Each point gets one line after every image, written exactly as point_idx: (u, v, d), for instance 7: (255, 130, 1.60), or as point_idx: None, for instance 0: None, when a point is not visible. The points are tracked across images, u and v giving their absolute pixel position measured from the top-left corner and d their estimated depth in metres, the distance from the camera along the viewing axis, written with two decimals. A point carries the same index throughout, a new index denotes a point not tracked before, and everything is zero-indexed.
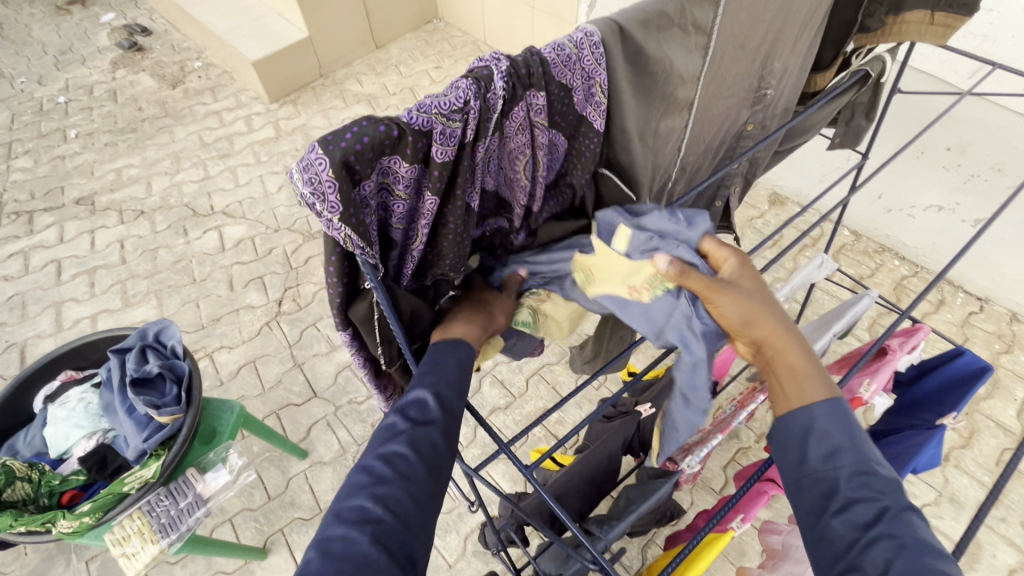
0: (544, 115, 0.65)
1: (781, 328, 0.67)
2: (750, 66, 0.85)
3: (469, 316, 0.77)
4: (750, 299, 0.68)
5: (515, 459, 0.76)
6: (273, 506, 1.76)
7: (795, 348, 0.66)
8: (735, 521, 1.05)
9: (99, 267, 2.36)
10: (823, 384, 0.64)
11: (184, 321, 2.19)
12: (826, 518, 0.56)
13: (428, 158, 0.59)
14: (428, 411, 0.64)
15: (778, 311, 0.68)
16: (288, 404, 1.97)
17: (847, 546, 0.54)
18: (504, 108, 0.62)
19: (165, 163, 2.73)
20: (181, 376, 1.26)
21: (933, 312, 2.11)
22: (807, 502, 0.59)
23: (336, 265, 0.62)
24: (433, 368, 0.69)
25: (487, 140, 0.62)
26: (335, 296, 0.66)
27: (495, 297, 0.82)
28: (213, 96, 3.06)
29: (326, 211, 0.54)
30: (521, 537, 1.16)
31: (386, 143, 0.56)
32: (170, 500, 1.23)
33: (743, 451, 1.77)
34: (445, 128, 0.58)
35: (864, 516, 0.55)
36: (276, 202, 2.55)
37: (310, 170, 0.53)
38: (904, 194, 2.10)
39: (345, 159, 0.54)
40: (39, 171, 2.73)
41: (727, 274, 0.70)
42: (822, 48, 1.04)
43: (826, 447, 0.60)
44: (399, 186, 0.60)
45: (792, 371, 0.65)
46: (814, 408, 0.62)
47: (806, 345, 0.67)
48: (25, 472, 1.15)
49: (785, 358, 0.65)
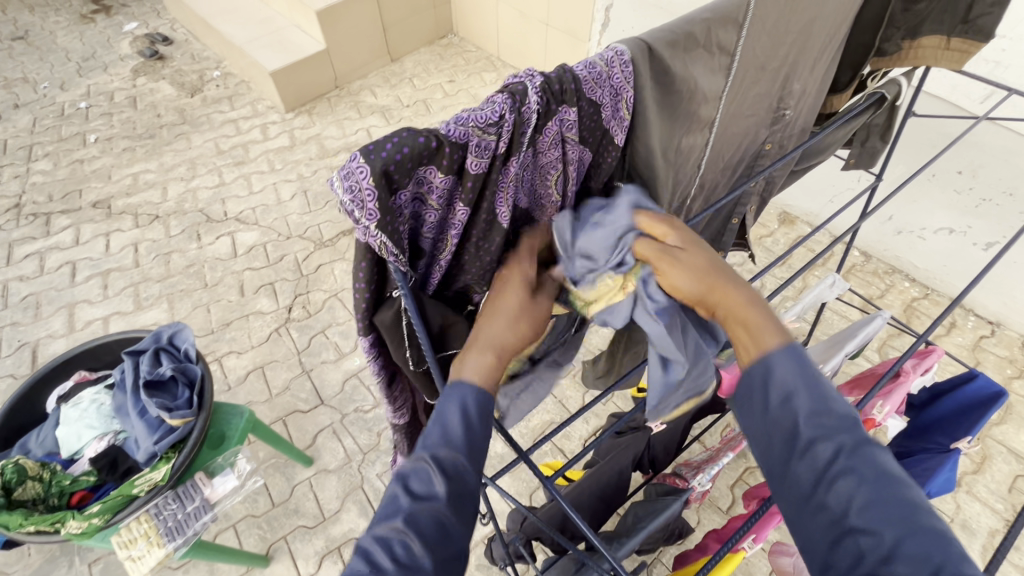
0: (576, 131, 0.67)
1: (728, 286, 0.62)
2: (770, 87, 0.86)
3: (497, 341, 0.63)
4: (699, 266, 0.64)
5: (535, 468, 0.75)
6: (277, 513, 1.75)
7: (745, 305, 0.60)
8: (747, 541, 1.06)
9: (112, 270, 2.38)
10: (777, 333, 0.58)
11: (195, 325, 2.20)
12: (792, 463, 0.53)
13: (461, 169, 0.61)
14: (432, 484, 0.56)
15: (723, 267, 0.64)
16: (295, 410, 1.97)
17: (812, 486, 0.52)
18: (537, 123, 0.63)
19: (181, 169, 2.78)
20: (193, 380, 1.27)
21: (944, 335, 2.10)
22: (771, 450, 0.56)
23: (366, 271, 0.63)
24: (438, 422, 0.60)
25: (520, 153, 0.63)
26: (361, 302, 0.67)
27: (525, 305, 0.66)
28: (231, 104, 3.12)
29: (364, 218, 0.56)
30: (530, 553, 1.15)
31: (424, 153, 0.57)
32: (177, 504, 1.23)
33: (751, 471, 1.75)
34: (481, 140, 0.59)
35: (825, 455, 0.52)
36: (289, 209, 2.59)
37: (351, 179, 0.54)
38: (914, 216, 2.10)
39: (385, 169, 0.55)
40: (58, 174, 2.78)
41: (673, 243, 0.66)
42: (839, 70, 1.04)
43: (778, 388, 0.56)
44: (433, 197, 0.61)
45: (743, 325, 0.60)
46: (770, 356, 0.57)
47: (756, 295, 0.62)
48: (36, 471, 1.16)
49: (739, 314, 0.60)
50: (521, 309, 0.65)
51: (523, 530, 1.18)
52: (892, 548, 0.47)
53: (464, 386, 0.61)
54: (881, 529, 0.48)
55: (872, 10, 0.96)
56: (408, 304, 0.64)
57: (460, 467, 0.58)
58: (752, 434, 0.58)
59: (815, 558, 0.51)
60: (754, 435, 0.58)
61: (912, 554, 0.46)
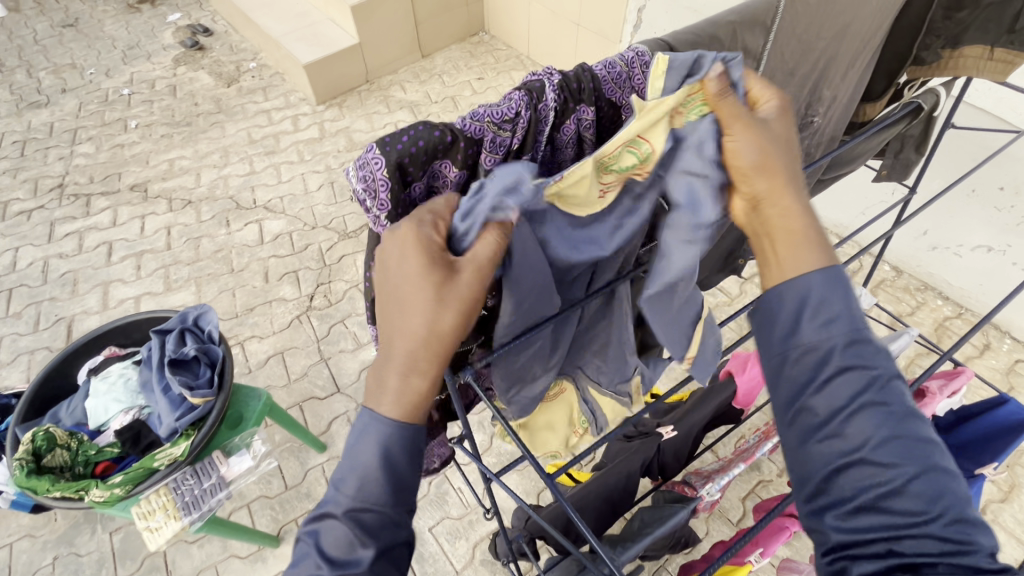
0: (594, 131, 0.66)
1: (788, 194, 0.59)
2: (798, 92, 0.83)
3: (407, 356, 0.56)
4: (772, 143, 0.59)
5: (539, 467, 0.73)
6: (289, 496, 1.79)
7: (799, 214, 0.59)
8: (754, 555, 1.07)
9: (146, 252, 2.47)
10: (821, 251, 0.57)
11: (220, 308, 2.27)
12: (816, 387, 0.55)
13: (475, 164, 0.61)
14: (351, 546, 0.57)
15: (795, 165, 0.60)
16: (311, 397, 2.01)
17: (828, 416, 0.54)
18: (555, 122, 0.63)
19: (214, 157, 2.86)
20: (214, 361, 1.32)
21: (977, 357, 2.02)
22: (792, 373, 0.57)
23: (376, 260, 0.65)
24: (350, 472, 0.58)
25: (535, 150, 0.63)
26: (371, 288, 0.68)
27: (444, 294, 0.54)
28: (265, 95, 3.20)
29: (375, 208, 0.57)
30: (533, 550, 1.16)
31: (439, 147, 0.57)
32: (195, 480, 1.27)
33: (764, 484, 1.71)
34: (496, 136, 0.59)
35: (857, 386, 0.54)
36: (315, 200, 2.64)
37: (366, 169, 0.55)
38: (950, 232, 2.03)
39: (399, 161, 0.56)
40: (99, 157, 2.89)
41: (767, 112, 0.61)
42: (873, 79, 0.99)
43: (807, 309, 0.57)
44: (446, 190, 0.61)
45: (802, 226, 0.58)
46: (811, 276, 0.57)
47: (808, 209, 0.60)
48: (65, 440, 1.21)
49: (797, 212, 0.59)
50: (437, 300, 0.54)
51: (526, 528, 1.19)
52: (902, 484, 0.50)
53: (386, 422, 0.57)
54: (900, 464, 0.51)
55: (911, 17, 0.90)
56: None
57: (383, 516, 0.58)
58: (768, 353, 0.59)
59: (807, 480, 0.55)
60: (769, 355, 0.59)
61: (917, 491, 0.50)
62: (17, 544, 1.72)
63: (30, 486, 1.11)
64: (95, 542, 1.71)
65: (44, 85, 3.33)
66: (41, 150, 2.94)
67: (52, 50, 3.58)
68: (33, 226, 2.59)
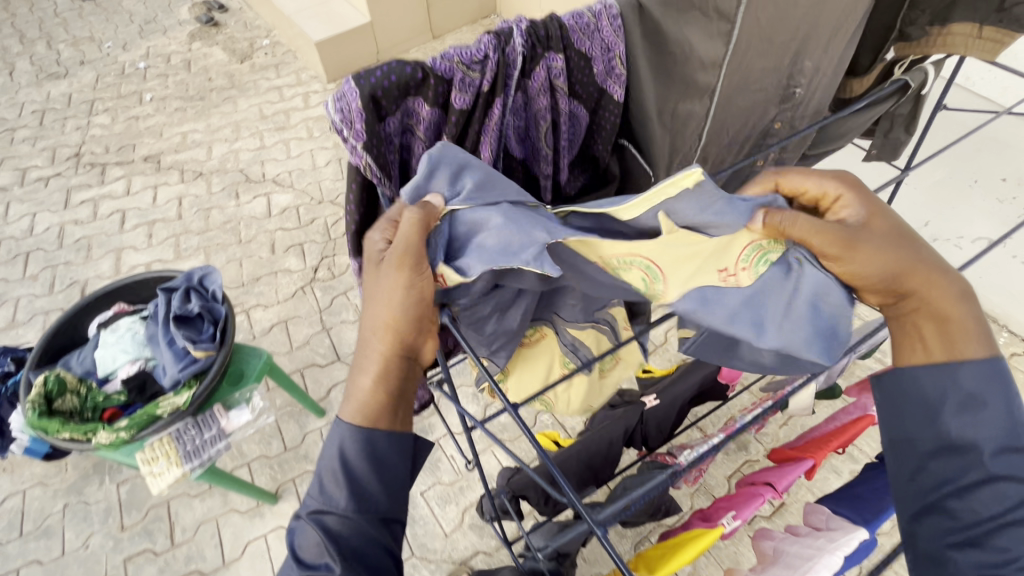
0: (564, 80, 0.67)
1: (934, 287, 0.65)
2: (778, 61, 0.86)
3: (362, 350, 0.62)
4: (885, 247, 0.65)
5: (519, 419, 0.69)
6: (288, 457, 1.86)
7: (948, 303, 0.65)
8: (726, 517, 1.13)
9: (157, 221, 2.54)
10: (976, 340, 0.65)
11: (227, 277, 2.33)
12: (955, 489, 0.62)
13: (448, 103, 0.63)
14: (316, 551, 0.59)
15: (927, 254, 0.66)
16: (312, 364, 2.08)
17: (972, 522, 0.61)
18: (524, 67, 0.64)
19: (226, 131, 2.91)
20: (218, 319, 1.37)
21: None
22: (937, 471, 0.64)
23: (356, 193, 0.67)
24: (319, 478, 0.62)
25: (506, 95, 0.64)
26: (351, 222, 0.70)
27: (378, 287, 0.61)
28: (277, 72, 3.25)
29: (351, 137, 0.59)
30: (514, 508, 1.21)
31: (411, 83, 0.60)
32: (196, 431, 1.32)
33: (750, 463, 1.74)
34: (465, 76, 0.61)
35: (1009, 502, 0.60)
36: (322, 175, 2.69)
37: (343, 101, 0.58)
38: None
39: (373, 94, 0.58)
40: (115, 128, 2.96)
41: (854, 219, 0.67)
42: (859, 55, 1.02)
43: (954, 401, 0.64)
44: (420, 129, 0.63)
45: (956, 300, 0.65)
46: (967, 365, 0.64)
47: (958, 292, 0.66)
48: (74, 386, 1.29)
49: (948, 289, 0.66)
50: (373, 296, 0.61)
51: (509, 486, 1.25)
52: None
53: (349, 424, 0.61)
54: None
55: None
56: None
57: (351, 521, 0.60)
58: (901, 439, 0.68)
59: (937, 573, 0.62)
60: (905, 454, 0.68)
61: None
62: (30, 491, 1.81)
63: (41, 426, 1.19)
64: (104, 492, 1.79)
65: (63, 57, 3.41)
66: (58, 120, 3.01)
67: (72, 23, 3.65)
68: (50, 193, 2.68)
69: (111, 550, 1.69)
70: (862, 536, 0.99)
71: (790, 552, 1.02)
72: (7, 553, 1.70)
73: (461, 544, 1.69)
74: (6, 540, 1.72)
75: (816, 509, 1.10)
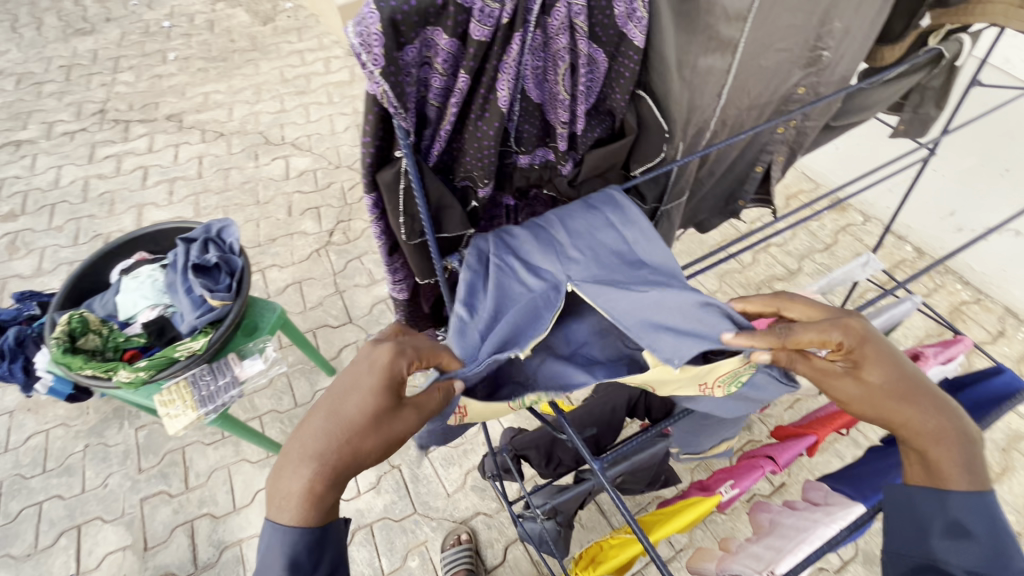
0: (585, 19, 0.66)
1: (929, 424, 0.64)
2: (808, 19, 0.84)
3: (308, 453, 0.58)
4: (870, 391, 0.66)
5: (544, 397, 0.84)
6: (299, 412, 1.91)
7: (942, 444, 0.64)
8: (725, 486, 1.13)
9: (178, 178, 2.58)
10: (969, 477, 0.63)
11: (244, 237, 2.36)
12: None
13: (467, 35, 0.61)
14: None
15: (922, 397, 0.66)
16: (325, 325, 2.11)
17: None
18: (544, 4, 0.63)
19: (247, 93, 2.92)
20: (234, 270, 1.40)
21: (989, 342, 1.98)
22: None
23: (372, 127, 0.67)
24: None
25: (525, 32, 0.63)
26: (366, 156, 0.70)
27: (381, 422, 0.60)
28: (299, 36, 3.24)
29: (369, 63, 0.58)
30: (516, 468, 1.24)
31: (431, 11, 0.58)
32: (211, 377, 1.37)
33: (752, 444, 1.74)
34: (485, 6, 0.59)
35: None
36: (341, 140, 2.70)
37: (362, 25, 0.56)
38: (978, 212, 1.95)
39: (392, 18, 0.57)
40: (139, 86, 2.98)
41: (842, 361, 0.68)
42: (892, 19, 0.98)
43: (941, 525, 0.62)
44: (438, 60, 0.63)
45: (940, 438, 0.64)
46: (949, 496, 0.62)
47: (955, 431, 0.64)
48: (97, 326, 1.33)
49: (939, 429, 0.64)
50: (370, 423, 0.60)
51: (511, 446, 1.28)
52: None
53: (289, 528, 0.57)
54: None
55: None
56: (409, 165, 0.67)
57: None
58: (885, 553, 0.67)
59: None
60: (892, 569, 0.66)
61: None
62: (53, 431, 1.88)
63: (65, 362, 1.23)
64: (122, 436, 1.87)
65: (90, 13, 3.43)
66: (84, 76, 3.04)
67: None
68: (75, 147, 2.72)
69: (129, 490, 1.76)
70: (860, 510, 0.93)
71: (786, 524, 1.01)
72: (31, 487, 1.78)
73: (462, 504, 1.73)
74: (30, 475, 1.80)
75: (816, 485, 1.09)
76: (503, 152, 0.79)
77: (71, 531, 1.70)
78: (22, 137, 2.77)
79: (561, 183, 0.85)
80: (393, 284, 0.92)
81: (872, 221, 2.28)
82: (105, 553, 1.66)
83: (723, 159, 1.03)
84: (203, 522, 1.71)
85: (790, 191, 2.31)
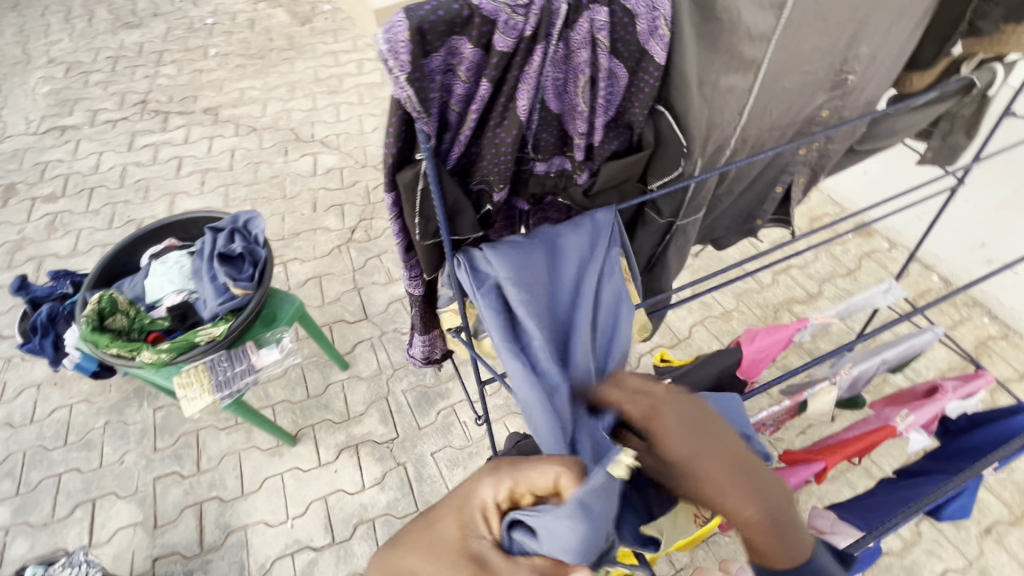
0: (606, 35, 0.68)
1: (749, 507, 0.70)
2: (834, 42, 0.84)
3: (392, 556, 0.72)
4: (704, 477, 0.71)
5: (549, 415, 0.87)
6: (310, 404, 1.95)
7: (762, 525, 0.70)
8: None
9: (211, 169, 2.66)
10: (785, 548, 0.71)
11: (269, 229, 2.43)
12: None
13: (491, 45, 0.64)
14: None
15: (740, 480, 0.70)
16: (341, 320, 2.15)
17: None
18: (567, 19, 0.65)
19: (282, 90, 3.01)
20: (257, 261, 1.44)
21: (1016, 379, 1.92)
22: None
23: (394, 128, 0.69)
24: None
25: (547, 44, 0.66)
26: (387, 157, 0.72)
27: (436, 563, 0.68)
28: (334, 37, 3.33)
29: (396, 69, 0.60)
30: None
31: (457, 20, 0.60)
32: (228, 363, 1.40)
33: None
34: (510, 18, 0.62)
35: None
36: (369, 140, 2.76)
37: (391, 32, 0.59)
38: (1009, 246, 1.90)
39: (420, 27, 0.59)
40: (180, 79, 3.10)
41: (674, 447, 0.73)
42: (922, 46, 0.97)
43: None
44: (461, 68, 0.64)
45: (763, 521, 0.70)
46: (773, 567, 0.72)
47: (768, 510, 0.70)
48: (125, 307, 1.39)
49: (756, 513, 0.70)
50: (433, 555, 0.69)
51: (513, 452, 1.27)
52: None
53: None
54: None
55: None
56: (428, 168, 0.69)
57: None
58: None
59: None
60: None
61: None
62: (75, 406, 1.95)
63: (92, 340, 1.29)
64: (141, 415, 1.93)
65: (138, 8, 3.59)
66: (129, 67, 3.17)
67: None
68: (116, 135, 2.84)
69: (143, 469, 1.82)
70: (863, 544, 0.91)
71: None
72: (52, 459, 1.85)
73: None
74: (51, 447, 1.87)
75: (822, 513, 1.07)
76: (521, 158, 0.80)
77: (86, 504, 1.75)
78: (67, 123, 2.90)
79: (575, 192, 0.86)
80: (407, 280, 0.93)
81: (898, 248, 2.23)
82: (116, 528, 1.71)
83: (740, 177, 1.03)
84: (211, 505, 1.75)
85: (814, 213, 2.28)
